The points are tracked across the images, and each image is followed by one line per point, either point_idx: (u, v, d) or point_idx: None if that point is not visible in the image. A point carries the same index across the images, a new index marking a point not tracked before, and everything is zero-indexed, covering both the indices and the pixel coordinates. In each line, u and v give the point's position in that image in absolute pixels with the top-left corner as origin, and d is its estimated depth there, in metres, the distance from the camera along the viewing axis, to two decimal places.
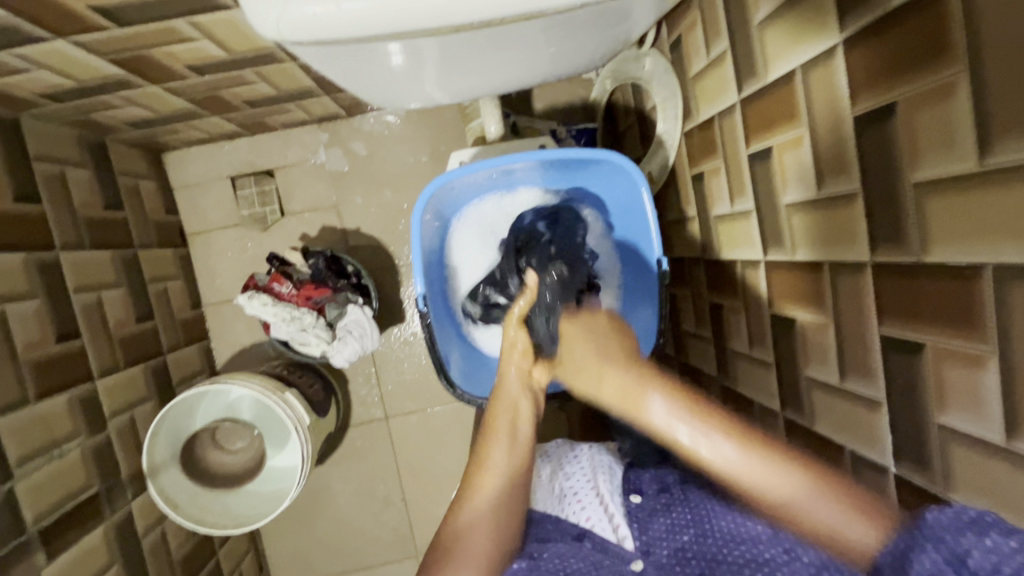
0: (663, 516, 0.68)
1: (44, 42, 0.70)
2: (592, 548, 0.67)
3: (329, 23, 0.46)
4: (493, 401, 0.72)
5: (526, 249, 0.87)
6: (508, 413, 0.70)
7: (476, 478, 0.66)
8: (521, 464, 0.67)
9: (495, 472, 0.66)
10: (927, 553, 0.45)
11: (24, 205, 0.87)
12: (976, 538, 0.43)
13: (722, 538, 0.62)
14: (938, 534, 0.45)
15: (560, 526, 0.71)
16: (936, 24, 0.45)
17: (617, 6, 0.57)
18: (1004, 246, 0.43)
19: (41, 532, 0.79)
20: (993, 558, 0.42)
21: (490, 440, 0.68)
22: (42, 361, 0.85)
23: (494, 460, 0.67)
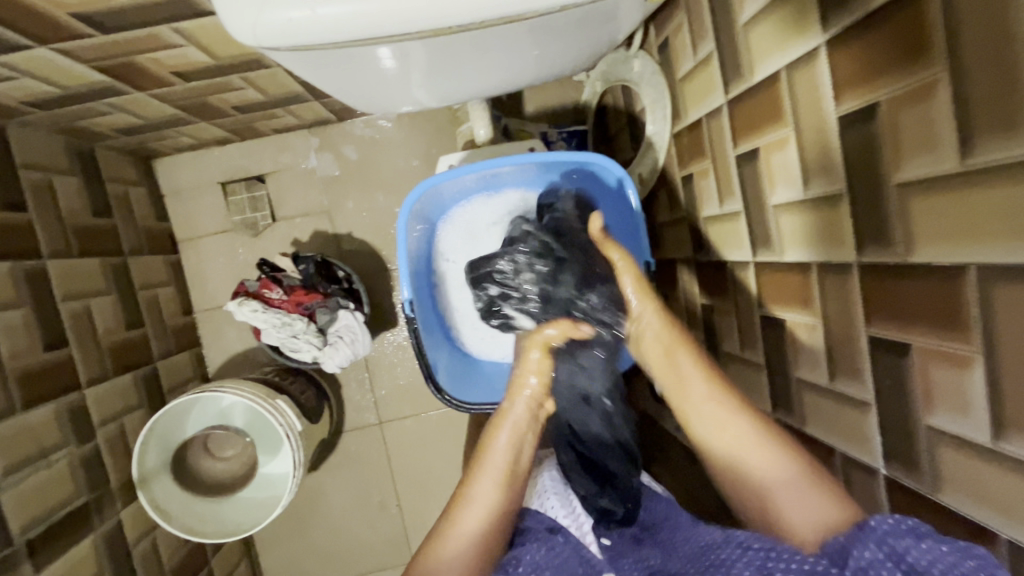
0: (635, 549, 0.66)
1: (27, 50, 0.69)
2: (564, 543, 0.64)
3: (308, 29, 0.46)
4: (495, 421, 0.71)
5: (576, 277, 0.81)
6: (509, 442, 0.69)
7: (458, 509, 0.64)
8: (508, 498, 0.66)
9: (477, 505, 0.64)
10: (870, 549, 0.47)
11: (11, 213, 0.87)
12: (915, 541, 0.46)
13: (686, 557, 0.60)
14: (882, 535, 0.47)
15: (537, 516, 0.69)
16: (917, 23, 0.45)
17: (599, 8, 0.57)
18: (989, 246, 0.43)
19: (28, 543, 0.78)
20: (929, 557, 0.45)
21: (480, 471, 0.67)
22: (29, 370, 0.84)
23: (480, 492, 0.65)
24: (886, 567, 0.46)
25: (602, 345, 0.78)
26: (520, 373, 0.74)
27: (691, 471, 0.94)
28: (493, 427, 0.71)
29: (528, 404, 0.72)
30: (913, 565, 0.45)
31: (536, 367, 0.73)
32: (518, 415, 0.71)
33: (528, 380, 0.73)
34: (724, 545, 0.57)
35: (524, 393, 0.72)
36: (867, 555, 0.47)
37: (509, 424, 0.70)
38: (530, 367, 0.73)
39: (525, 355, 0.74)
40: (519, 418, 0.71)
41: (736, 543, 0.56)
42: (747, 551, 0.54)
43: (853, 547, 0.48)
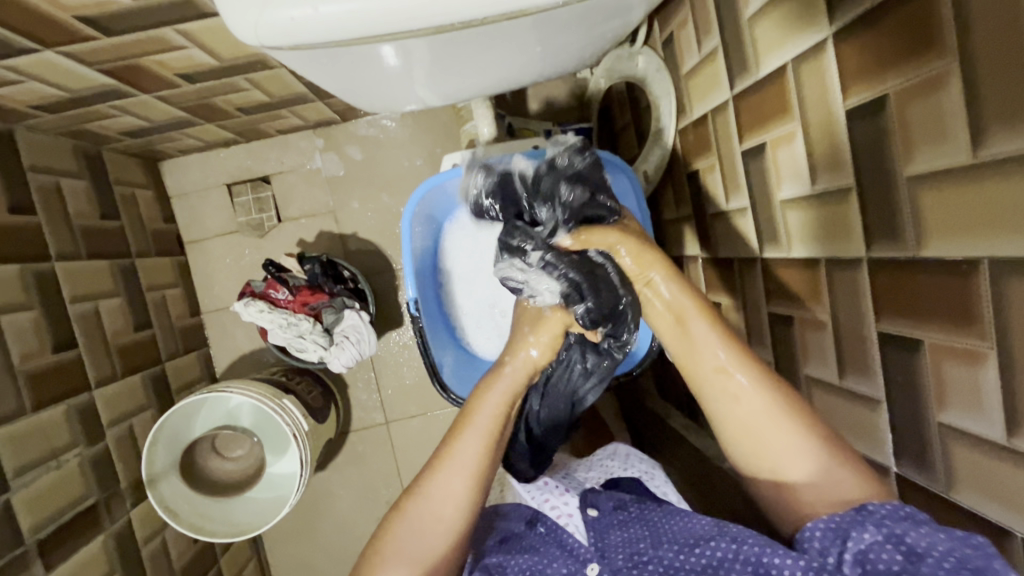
0: (619, 529, 0.68)
1: (33, 53, 0.70)
2: (545, 534, 0.70)
3: (310, 28, 0.45)
4: (485, 380, 0.72)
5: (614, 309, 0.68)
6: (496, 405, 0.70)
7: (440, 465, 0.67)
8: (490, 460, 0.68)
9: (459, 464, 0.67)
10: (870, 532, 0.50)
11: (20, 216, 0.88)
12: (913, 525, 0.49)
13: (677, 544, 0.62)
14: (880, 518, 0.51)
15: (518, 514, 0.74)
16: (925, 14, 0.45)
17: (603, 3, 0.56)
18: (1002, 239, 0.42)
19: (39, 543, 0.79)
20: (927, 539, 0.48)
21: (464, 432, 0.68)
22: (39, 371, 0.85)
23: (464, 452, 0.67)
24: (886, 548, 0.49)
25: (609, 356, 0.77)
26: (527, 337, 0.74)
27: (700, 469, 0.93)
28: (483, 389, 0.71)
29: (523, 368, 0.73)
30: (912, 547, 0.48)
31: (548, 344, 0.73)
32: (513, 380, 0.72)
33: (532, 347, 0.73)
34: (720, 539, 0.60)
35: (525, 357, 0.73)
36: (866, 536, 0.50)
37: (501, 387, 0.71)
38: (541, 341, 0.73)
39: (546, 319, 0.73)
40: (516, 381, 0.72)
41: (732, 539, 0.59)
42: (743, 546, 0.57)
43: (852, 530, 0.52)
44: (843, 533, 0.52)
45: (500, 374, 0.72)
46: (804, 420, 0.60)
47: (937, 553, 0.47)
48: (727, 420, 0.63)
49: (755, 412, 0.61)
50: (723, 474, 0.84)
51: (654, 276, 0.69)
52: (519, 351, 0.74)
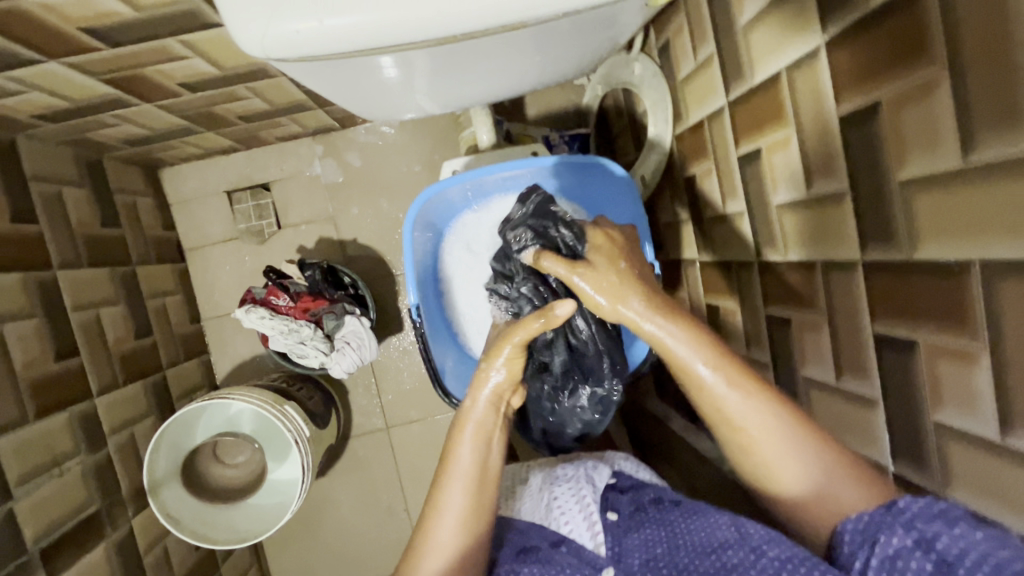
0: (636, 531, 0.69)
1: (37, 64, 0.71)
2: (568, 553, 0.68)
3: (315, 40, 0.46)
4: (457, 420, 0.69)
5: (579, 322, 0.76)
6: (473, 443, 0.67)
7: (431, 522, 0.65)
8: (479, 504, 0.66)
9: (448, 515, 0.64)
10: (899, 536, 0.49)
11: (22, 224, 0.88)
12: (946, 526, 0.47)
13: (693, 551, 0.63)
14: (910, 519, 0.49)
15: (542, 532, 0.72)
16: (916, 23, 0.46)
17: (601, 15, 0.57)
18: (995, 242, 0.43)
19: (41, 551, 0.79)
20: (960, 543, 0.46)
21: (447, 481, 0.66)
22: (41, 380, 0.85)
23: (450, 503, 0.65)
24: (915, 554, 0.48)
25: (600, 404, 0.81)
26: (486, 363, 0.68)
27: (700, 471, 0.93)
28: (456, 431, 0.68)
29: (490, 402, 0.68)
30: (943, 555, 0.46)
31: (506, 367, 0.67)
32: (481, 417, 0.68)
33: (488, 380, 0.68)
34: (737, 547, 0.60)
35: (486, 389, 0.68)
36: (895, 541, 0.49)
37: (472, 425, 0.67)
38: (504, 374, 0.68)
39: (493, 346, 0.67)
40: (486, 420, 0.68)
41: (748, 546, 0.59)
42: (762, 558, 0.57)
43: (881, 534, 0.50)
44: (871, 536, 0.51)
45: (466, 413, 0.68)
46: (815, 437, 0.58)
47: (969, 560, 0.45)
48: (732, 431, 0.60)
49: (762, 422, 0.58)
50: (724, 476, 0.85)
51: (643, 321, 0.62)
52: (480, 388, 0.68)
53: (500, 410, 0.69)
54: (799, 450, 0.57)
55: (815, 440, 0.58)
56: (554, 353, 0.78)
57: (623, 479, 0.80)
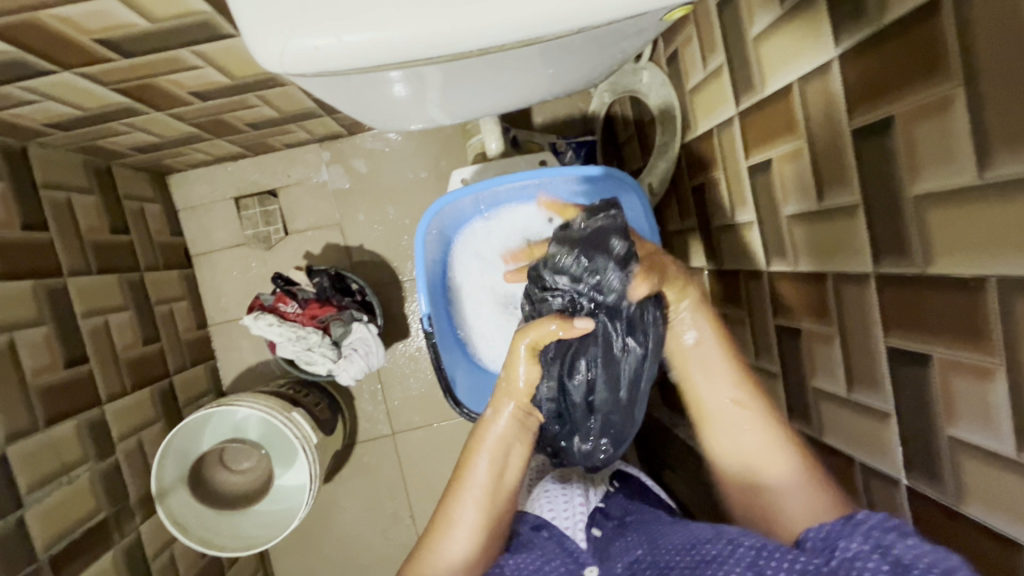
0: (619, 540, 0.67)
1: (51, 74, 0.71)
2: (548, 538, 0.68)
3: (332, 57, 0.46)
4: (476, 431, 0.70)
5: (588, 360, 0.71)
6: (492, 456, 0.68)
7: (441, 531, 0.66)
8: (491, 520, 0.67)
9: (459, 527, 0.65)
10: (857, 541, 0.50)
11: (33, 232, 0.88)
12: (899, 537, 0.49)
13: (674, 549, 0.61)
14: (869, 530, 0.51)
15: (525, 518, 0.73)
16: (931, 40, 0.46)
17: (613, 30, 0.57)
18: (1010, 258, 0.43)
19: (50, 559, 0.79)
20: (915, 551, 0.47)
21: (461, 493, 0.67)
22: (51, 387, 0.85)
23: (463, 514, 0.66)
24: (873, 557, 0.49)
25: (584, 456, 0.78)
26: (509, 377, 0.69)
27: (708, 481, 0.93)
28: (474, 442, 0.69)
29: (513, 417, 0.69)
30: (899, 559, 0.48)
31: (526, 379, 0.69)
32: (502, 430, 0.69)
33: (511, 394, 0.69)
34: (715, 541, 0.58)
35: (509, 402, 0.70)
36: (853, 546, 0.50)
37: (493, 438, 0.69)
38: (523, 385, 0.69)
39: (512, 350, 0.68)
40: (507, 436, 0.69)
41: (726, 540, 0.57)
42: (738, 547, 0.56)
43: (840, 539, 0.52)
44: (832, 544, 0.52)
45: (487, 425, 0.69)
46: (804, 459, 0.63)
47: (922, 564, 0.46)
48: (721, 420, 0.68)
49: (744, 412, 0.66)
50: None
51: (682, 308, 0.70)
52: (504, 399, 0.69)
53: (520, 426, 0.70)
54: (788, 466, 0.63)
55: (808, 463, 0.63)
56: (544, 381, 0.71)
57: (615, 499, 0.77)
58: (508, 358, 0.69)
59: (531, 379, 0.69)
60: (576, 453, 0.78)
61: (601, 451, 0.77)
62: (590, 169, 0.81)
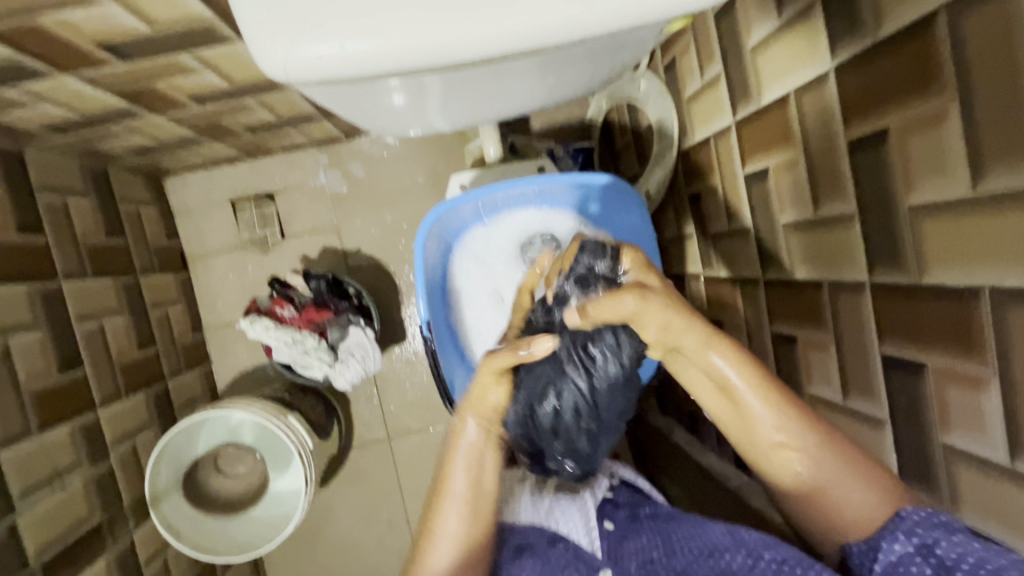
0: (633, 538, 0.69)
1: (49, 77, 0.71)
2: (566, 550, 0.68)
3: (335, 65, 0.47)
4: (448, 445, 0.69)
5: (557, 386, 0.65)
6: (466, 468, 0.67)
7: (426, 548, 0.66)
8: (474, 532, 0.66)
9: (443, 543, 0.65)
10: (901, 542, 0.51)
11: (28, 235, 0.88)
12: (945, 533, 0.49)
13: (693, 554, 0.64)
14: (911, 527, 0.51)
15: (539, 530, 0.71)
16: (925, 55, 0.47)
17: (613, 41, 0.58)
18: (1003, 270, 0.44)
19: (43, 566, 0.78)
20: (958, 549, 0.47)
21: (443, 507, 0.66)
22: (45, 391, 0.84)
23: (446, 527, 0.66)
24: (916, 560, 0.50)
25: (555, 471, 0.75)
26: (475, 393, 0.67)
27: (703, 486, 0.94)
28: (448, 459, 0.68)
29: (482, 427, 0.68)
30: (942, 560, 0.48)
31: (495, 397, 0.66)
32: (473, 441, 0.67)
33: (476, 407, 0.67)
34: (733, 550, 0.62)
35: (476, 415, 0.67)
36: (896, 547, 0.51)
37: (464, 451, 0.67)
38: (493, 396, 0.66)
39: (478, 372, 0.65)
40: (479, 447, 0.67)
41: (745, 549, 0.61)
42: (759, 561, 0.59)
43: (883, 541, 0.53)
44: (875, 546, 0.54)
45: (458, 439, 0.68)
46: (841, 447, 0.57)
47: (967, 563, 0.46)
48: (754, 438, 0.59)
49: (778, 422, 0.58)
50: (728, 490, 0.85)
51: (710, 352, 0.58)
52: (468, 413, 0.67)
53: (492, 436, 0.68)
54: (827, 459, 0.57)
55: (841, 450, 0.57)
56: (513, 406, 0.66)
57: (621, 492, 0.78)
58: (476, 378, 0.66)
59: (501, 399, 0.66)
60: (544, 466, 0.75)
61: (569, 468, 0.73)
62: (592, 177, 0.83)
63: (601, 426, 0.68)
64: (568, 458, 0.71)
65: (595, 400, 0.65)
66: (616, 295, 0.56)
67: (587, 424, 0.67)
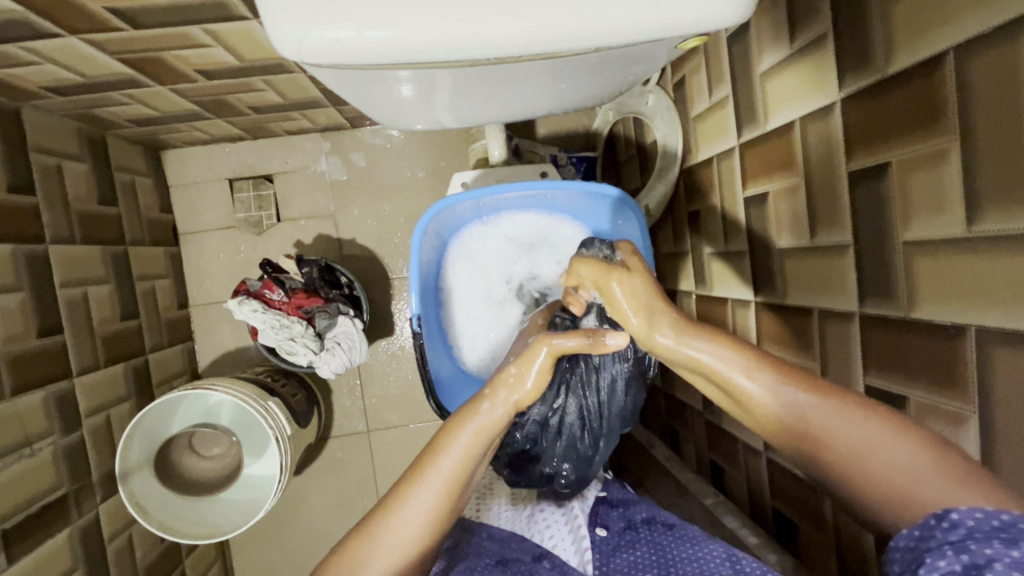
0: (626, 551, 0.69)
1: (55, 38, 0.70)
2: (550, 568, 0.67)
3: (351, 50, 0.46)
4: (459, 414, 0.63)
5: (567, 386, 0.76)
6: (468, 448, 0.61)
7: (392, 513, 0.58)
8: (451, 509, 0.60)
9: (414, 511, 0.58)
10: (947, 559, 0.41)
11: (19, 195, 0.86)
12: (1003, 548, 0.39)
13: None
14: (963, 540, 0.41)
15: (524, 546, 0.71)
16: (930, 95, 0.48)
17: (626, 53, 0.59)
18: (991, 310, 0.44)
19: (4, 533, 0.76)
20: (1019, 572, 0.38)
21: (427, 475, 0.60)
22: (22, 355, 0.83)
23: (421, 497, 0.59)
24: None
25: (546, 482, 0.79)
26: (515, 367, 0.65)
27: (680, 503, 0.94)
28: (453, 429, 0.62)
29: (506, 410, 0.64)
30: None
31: (534, 380, 0.64)
32: (491, 422, 0.63)
33: (513, 388, 0.64)
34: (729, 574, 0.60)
35: (508, 397, 0.64)
36: (942, 564, 0.41)
37: (473, 429, 0.62)
38: (526, 376, 0.64)
39: (533, 348, 0.65)
40: (493, 428, 0.63)
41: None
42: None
43: (925, 555, 0.42)
44: (916, 560, 0.42)
45: (475, 413, 0.63)
46: (890, 418, 0.48)
47: None
48: (756, 420, 0.55)
49: (788, 402, 0.53)
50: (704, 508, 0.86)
51: (681, 346, 0.58)
52: (502, 390, 0.64)
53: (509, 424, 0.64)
54: (867, 431, 0.48)
55: (889, 418, 0.48)
56: (536, 404, 0.74)
57: (613, 490, 0.81)
58: (524, 354, 0.65)
59: (540, 384, 0.65)
60: (537, 479, 0.79)
61: (563, 477, 0.77)
62: (604, 188, 0.81)
63: (601, 426, 0.76)
64: (563, 468, 0.77)
65: (601, 405, 0.75)
66: (605, 276, 0.62)
67: (587, 431, 0.76)
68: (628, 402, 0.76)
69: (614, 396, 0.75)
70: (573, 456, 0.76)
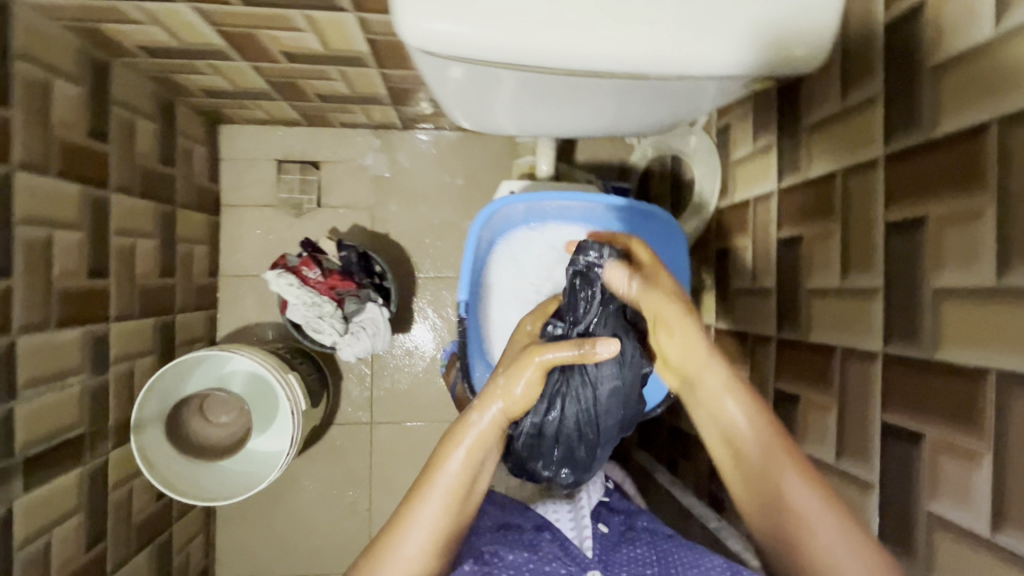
0: (626, 548, 0.74)
1: (170, 3, 0.76)
2: (551, 540, 0.73)
3: (463, 45, 0.52)
4: (454, 431, 0.66)
5: (562, 395, 0.72)
6: (464, 462, 0.64)
7: (397, 533, 0.62)
8: (454, 524, 0.64)
9: (417, 530, 0.62)
10: None
11: (94, 141, 0.90)
12: None
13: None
14: None
15: (527, 515, 0.78)
16: (972, 159, 0.53)
17: (685, 89, 0.66)
18: (1012, 357, 0.48)
19: (25, 460, 0.77)
20: None
21: (426, 493, 0.63)
22: (71, 292, 0.85)
23: (423, 516, 0.62)
24: None
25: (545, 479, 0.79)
26: (506, 380, 0.65)
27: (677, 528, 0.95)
28: (447, 445, 0.65)
29: (496, 424, 0.66)
30: None
31: (523, 389, 0.65)
32: (483, 435, 0.65)
33: (501, 398, 0.65)
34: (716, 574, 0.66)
35: (495, 407, 0.65)
36: None
37: (468, 444, 0.64)
38: (513, 389, 0.65)
39: (521, 363, 0.65)
40: (487, 441, 0.65)
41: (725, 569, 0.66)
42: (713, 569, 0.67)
43: None
44: None
45: (465, 428, 0.65)
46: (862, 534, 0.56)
47: None
48: (744, 495, 0.64)
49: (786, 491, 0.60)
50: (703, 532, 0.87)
51: (726, 395, 0.65)
52: (492, 402, 0.65)
53: (502, 432, 0.67)
54: (840, 536, 0.56)
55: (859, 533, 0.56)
56: (529, 414, 0.72)
57: (618, 498, 0.84)
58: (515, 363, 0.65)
59: (529, 393, 0.66)
60: (533, 476, 0.79)
61: (560, 476, 0.77)
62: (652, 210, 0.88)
63: (597, 435, 0.74)
64: (560, 470, 0.77)
65: (598, 415, 0.73)
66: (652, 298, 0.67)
67: (582, 439, 0.74)
68: (625, 412, 0.73)
69: (611, 407, 0.72)
70: (568, 459, 0.75)
